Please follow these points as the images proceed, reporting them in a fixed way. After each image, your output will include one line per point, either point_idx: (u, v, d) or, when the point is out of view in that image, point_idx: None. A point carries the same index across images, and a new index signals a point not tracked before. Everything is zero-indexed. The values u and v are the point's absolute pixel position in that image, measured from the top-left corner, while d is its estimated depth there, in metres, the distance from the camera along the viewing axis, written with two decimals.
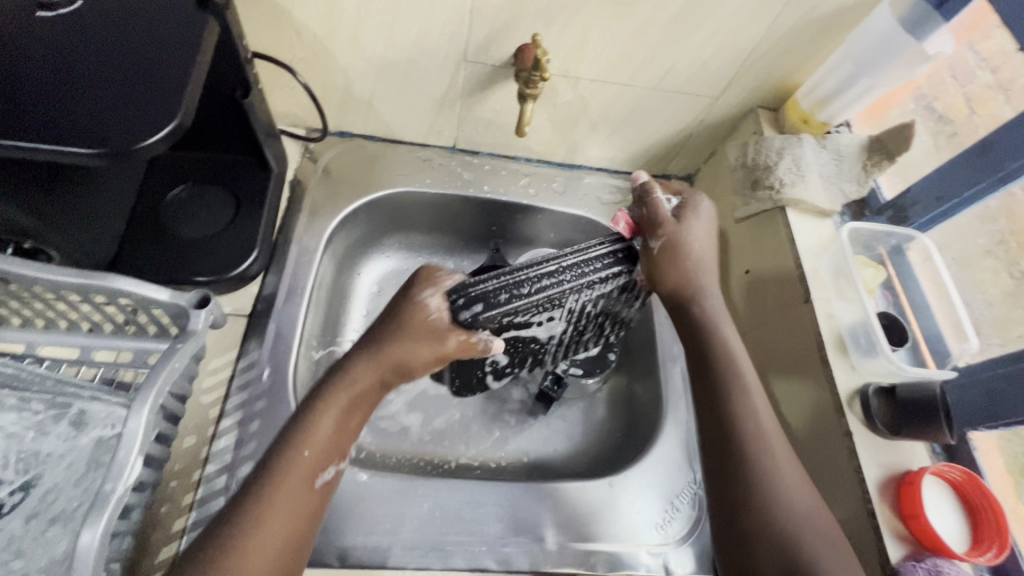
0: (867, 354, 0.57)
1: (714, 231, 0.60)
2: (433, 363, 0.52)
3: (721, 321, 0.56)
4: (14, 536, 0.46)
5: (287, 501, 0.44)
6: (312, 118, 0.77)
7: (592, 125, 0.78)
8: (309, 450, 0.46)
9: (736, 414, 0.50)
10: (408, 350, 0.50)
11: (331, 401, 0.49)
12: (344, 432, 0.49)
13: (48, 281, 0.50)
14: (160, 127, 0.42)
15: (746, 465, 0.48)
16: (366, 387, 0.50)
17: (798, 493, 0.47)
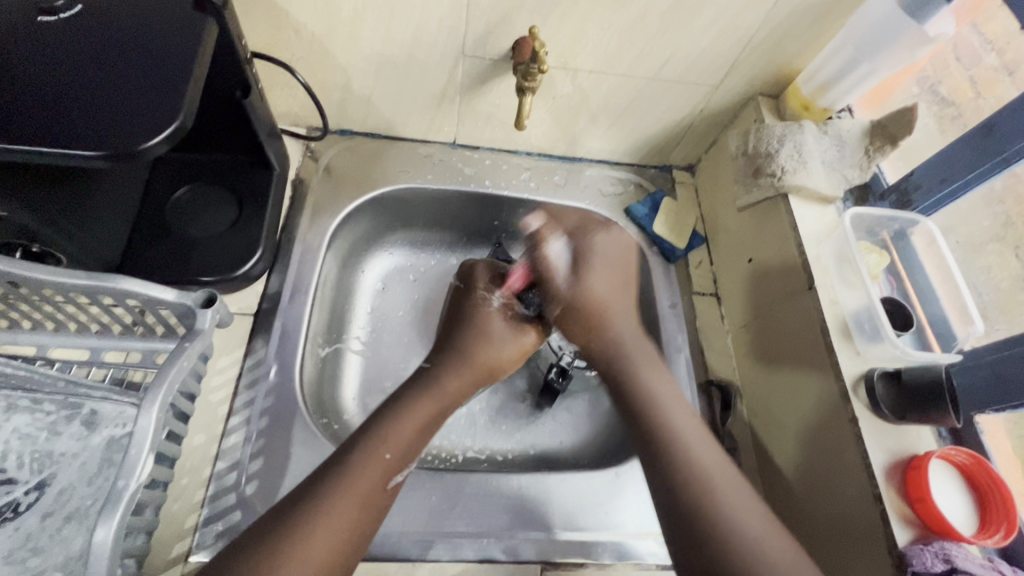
0: (871, 339, 0.57)
1: (620, 269, 0.64)
2: (515, 359, 0.63)
3: (637, 351, 0.59)
4: (31, 534, 0.47)
5: (354, 505, 0.45)
6: (313, 117, 0.78)
7: (592, 117, 0.78)
8: (391, 452, 0.49)
9: (665, 430, 0.51)
10: (514, 352, 0.62)
11: (417, 406, 0.53)
12: (420, 437, 0.52)
13: (56, 284, 0.51)
14: (162, 128, 0.43)
15: (693, 495, 0.47)
16: (460, 391, 0.58)
17: (748, 513, 0.46)
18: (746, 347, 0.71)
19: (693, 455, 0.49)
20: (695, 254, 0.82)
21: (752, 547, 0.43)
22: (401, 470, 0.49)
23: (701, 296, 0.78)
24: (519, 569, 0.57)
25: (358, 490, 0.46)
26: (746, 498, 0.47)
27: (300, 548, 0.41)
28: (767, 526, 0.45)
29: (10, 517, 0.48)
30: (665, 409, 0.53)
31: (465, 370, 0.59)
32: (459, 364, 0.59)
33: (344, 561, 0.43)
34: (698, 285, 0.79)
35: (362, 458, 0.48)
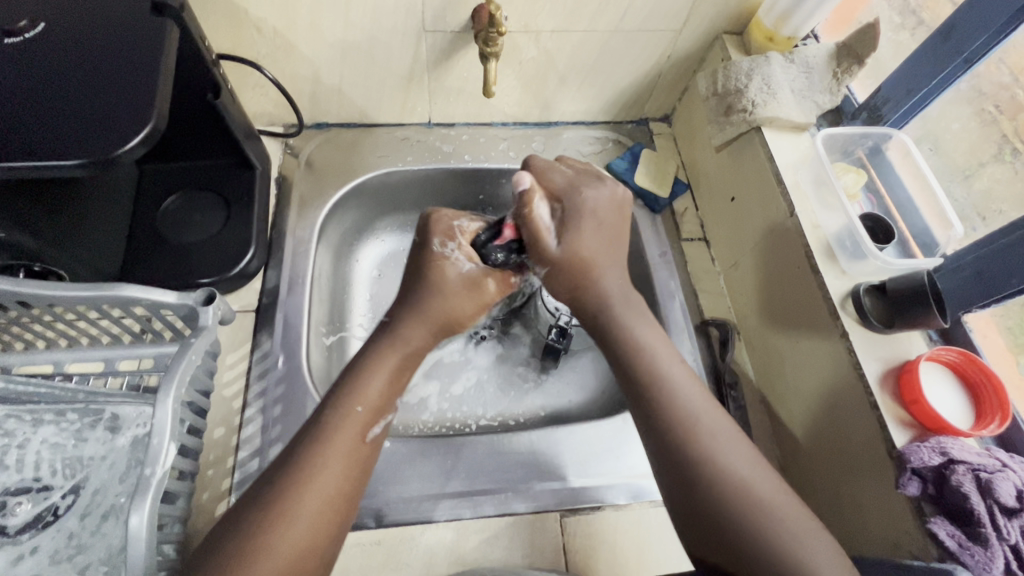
0: (854, 256, 0.58)
1: (608, 224, 0.59)
2: (479, 309, 0.59)
3: (626, 314, 0.56)
4: (73, 533, 0.50)
5: (338, 466, 0.46)
6: (287, 114, 0.79)
7: (561, 80, 0.79)
8: (361, 406, 0.49)
9: (663, 393, 0.50)
10: (471, 307, 0.58)
11: (382, 358, 0.53)
12: (390, 392, 0.52)
13: (61, 299, 0.53)
14: (135, 132, 0.44)
15: (681, 441, 0.48)
16: (422, 343, 0.55)
17: (732, 453, 0.47)
18: (740, 285, 0.72)
19: (685, 408, 0.49)
20: (680, 202, 0.82)
21: (729, 490, 0.45)
22: (378, 423, 0.50)
23: (689, 241, 0.79)
24: (539, 518, 0.60)
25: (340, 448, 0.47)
26: (730, 437, 0.48)
27: (290, 517, 0.43)
28: (749, 465, 0.46)
29: (50, 521, 0.51)
30: (655, 362, 0.52)
31: (421, 324, 0.55)
32: (412, 317, 0.55)
33: (337, 521, 0.45)
34: (685, 231, 0.80)
35: (337, 416, 0.48)
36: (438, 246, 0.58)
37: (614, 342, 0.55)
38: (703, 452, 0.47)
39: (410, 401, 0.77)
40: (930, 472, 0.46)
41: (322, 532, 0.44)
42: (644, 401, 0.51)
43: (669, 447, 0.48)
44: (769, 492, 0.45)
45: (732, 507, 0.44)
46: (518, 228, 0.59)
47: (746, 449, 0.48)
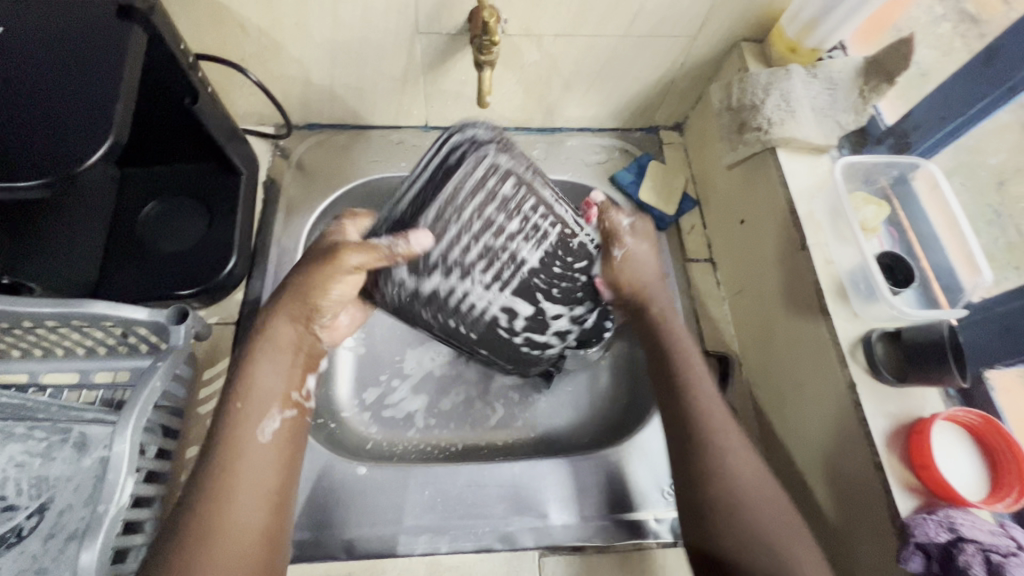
0: (868, 299, 0.53)
1: (653, 242, 0.62)
2: (343, 283, 0.51)
3: (669, 318, 0.59)
4: (36, 556, 0.49)
5: (259, 470, 0.45)
6: (276, 114, 0.75)
7: (565, 85, 0.74)
8: (243, 400, 0.47)
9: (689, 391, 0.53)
10: (323, 283, 0.51)
11: (260, 353, 0.50)
12: (289, 380, 0.50)
13: (29, 314, 0.51)
14: (93, 148, 0.41)
15: (698, 433, 0.50)
16: (295, 332, 0.52)
17: (738, 450, 0.50)
18: (744, 313, 0.68)
19: (707, 401, 0.52)
20: (687, 218, 0.78)
21: (719, 479, 0.48)
22: (275, 414, 0.48)
23: (694, 262, 0.75)
24: (517, 556, 0.58)
25: (239, 450, 0.45)
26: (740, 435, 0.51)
27: (221, 539, 0.41)
28: (751, 466, 0.49)
29: (14, 542, 0.50)
30: (697, 382, 0.54)
31: (293, 306, 0.51)
32: (288, 301, 0.51)
33: (275, 527, 0.45)
34: (690, 251, 0.76)
35: (219, 417, 0.47)
36: (335, 226, 0.54)
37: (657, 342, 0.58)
38: (716, 437, 0.50)
39: (397, 417, 0.75)
40: (936, 549, 0.42)
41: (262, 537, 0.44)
42: (673, 417, 0.52)
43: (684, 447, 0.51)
44: (767, 499, 0.47)
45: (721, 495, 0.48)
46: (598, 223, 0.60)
47: (751, 452, 0.50)
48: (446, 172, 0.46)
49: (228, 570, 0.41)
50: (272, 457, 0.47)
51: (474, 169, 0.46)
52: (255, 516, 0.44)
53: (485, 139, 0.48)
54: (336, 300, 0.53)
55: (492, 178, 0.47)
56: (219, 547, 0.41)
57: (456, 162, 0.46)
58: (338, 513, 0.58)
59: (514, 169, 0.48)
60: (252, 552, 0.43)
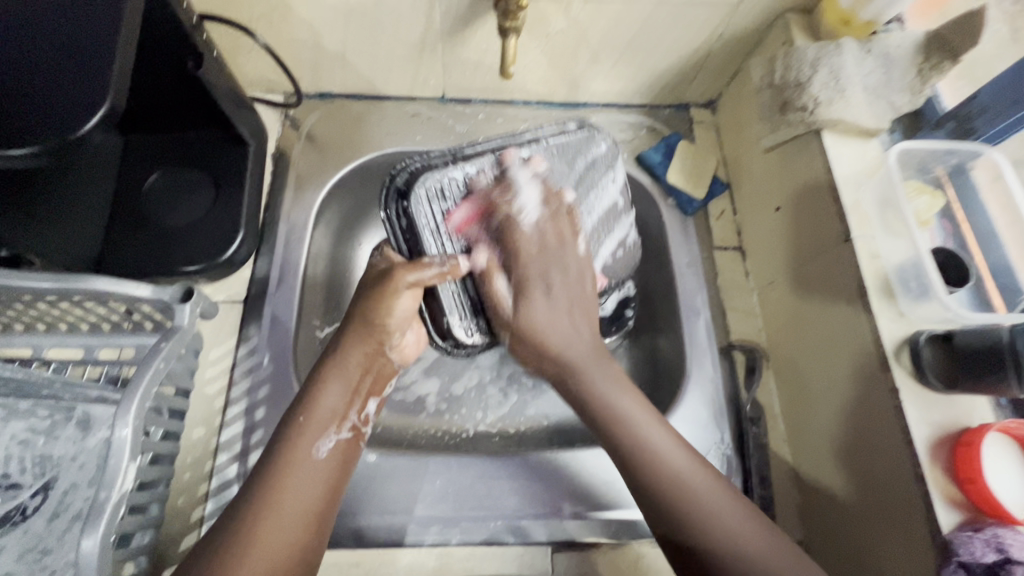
0: (917, 298, 0.49)
1: (538, 234, 0.57)
2: (408, 302, 0.53)
3: (561, 318, 0.55)
4: (40, 535, 0.48)
5: (307, 493, 0.45)
6: (287, 81, 0.71)
7: (592, 56, 0.69)
8: (307, 414, 0.48)
9: (597, 402, 0.52)
10: (385, 304, 0.52)
11: (323, 378, 0.50)
12: (347, 406, 0.50)
13: (28, 289, 0.49)
14: (91, 113, 0.38)
15: (638, 448, 0.48)
16: (361, 357, 0.52)
17: (656, 434, 0.49)
18: (773, 306, 0.65)
19: (625, 412, 0.50)
20: (716, 203, 0.74)
21: (672, 485, 0.46)
22: (329, 437, 0.48)
23: (722, 250, 0.71)
24: (529, 550, 0.56)
25: (296, 461, 0.46)
26: (657, 420, 0.51)
27: (253, 553, 0.41)
28: (706, 474, 0.47)
29: (18, 521, 0.49)
30: (597, 386, 0.52)
31: (361, 336, 0.52)
32: (359, 330, 0.52)
33: (308, 552, 0.43)
34: (718, 238, 0.72)
35: (283, 427, 0.48)
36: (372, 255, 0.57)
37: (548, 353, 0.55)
38: (648, 446, 0.48)
39: (407, 400, 0.73)
40: (980, 568, 0.39)
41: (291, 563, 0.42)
42: (603, 429, 0.51)
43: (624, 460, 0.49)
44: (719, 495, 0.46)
45: (678, 505, 0.45)
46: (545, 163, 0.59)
47: (672, 434, 0.50)
48: (412, 207, 0.54)
49: None
50: (325, 475, 0.47)
51: (420, 187, 0.54)
52: (290, 540, 0.43)
53: (419, 163, 0.56)
54: (392, 326, 0.54)
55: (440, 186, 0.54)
56: (254, 559, 0.40)
57: (413, 192, 0.53)
58: (346, 500, 0.56)
59: (452, 164, 0.55)
60: (284, 563, 0.42)
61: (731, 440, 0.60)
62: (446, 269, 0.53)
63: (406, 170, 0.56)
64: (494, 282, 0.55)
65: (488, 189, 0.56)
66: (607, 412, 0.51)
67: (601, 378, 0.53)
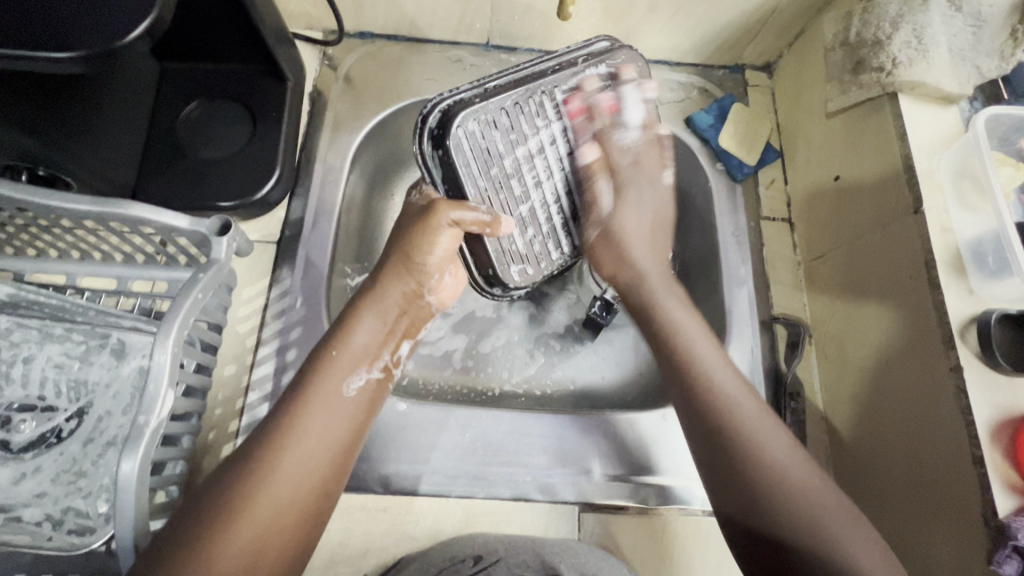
0: (994, 273, 0.46)
1: (650, 216, 0.61)
2: (446, 244, 0.51)
3: (660, 291, 0.55)
4: (75, 458, 0.49)
5: (333, 420, 0.42)
6: (327, 17, 0.68)
7: (650, 6, 0.65)
8: (340, 348, 0.46)
9: (713, 393, 0.45)
10: (427, 240, 0.50)
11: (356, 313, 0.48)
12: (381, 340, 0.48)
13: (65, 211, 0.48)
14: (139, 19, 0.36)
15: (727, 435, 0.43)
16: (396, 296, 0.50)
17: (720, 371, 0.47)
18: (822, 280, 0.62)
19: (721, 393, 0.45)
20: (767, 171, 0.70)
21: (728, 413, 0.44)
22: (360, 372, 0.46)
23: (770, 220, 0.68)
24: (556, 507, 0.56)
25: (320, 392, 0.43)
26: (726, 363, 0.48)
27: (274, 476, 0.38)
28: (800, 465, 0.42)
29: (54, 443, 0.49)
30: (696, 355, 0.48)
31: (399, 273, 0.51)
32: (397, 268, 0.50)
33: (330, 484, 0.41)
34: (767, 208, 0.69)
35: (312, 360, 0.45)
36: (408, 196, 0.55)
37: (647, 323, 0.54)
38: (732, 406, 0.45)
39: (434, 354, 0.71)
40: None
41: (309, 497, 0.39)
42: (675, 375, 0.48)
43: (690, 401, 0.46)
44: (787, 446, 0.43)
45: (762, 484, 0.41)
46: (586, 110, 0.57)
47: (741, 378, 0.47)
48: (450, 149, 0.51)
49: (270, 521, 0.37)
50: (352, 413, 0.44)
51: (461, 123, 0.51)
52: (312, 464, 0.40)
53: (453, 97, 0.52)
54: (429, 269, 0.52)
55: (480, 125, 0.53)
56: (278, 484, 0.38)
57: (451, 132, 0.51)
58: (374, 447, 0.56)
59: (482, 95, 0.53)
60: (304, 494, 0.39)
61: (767, 412, 0.59)
62: (489, 219, 0.52)
63: (438, 107, 0.52)
64: (596, 181, 0.60)
65: (597, 95, 0.58)
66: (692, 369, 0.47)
67: (711, 354, 0.48)
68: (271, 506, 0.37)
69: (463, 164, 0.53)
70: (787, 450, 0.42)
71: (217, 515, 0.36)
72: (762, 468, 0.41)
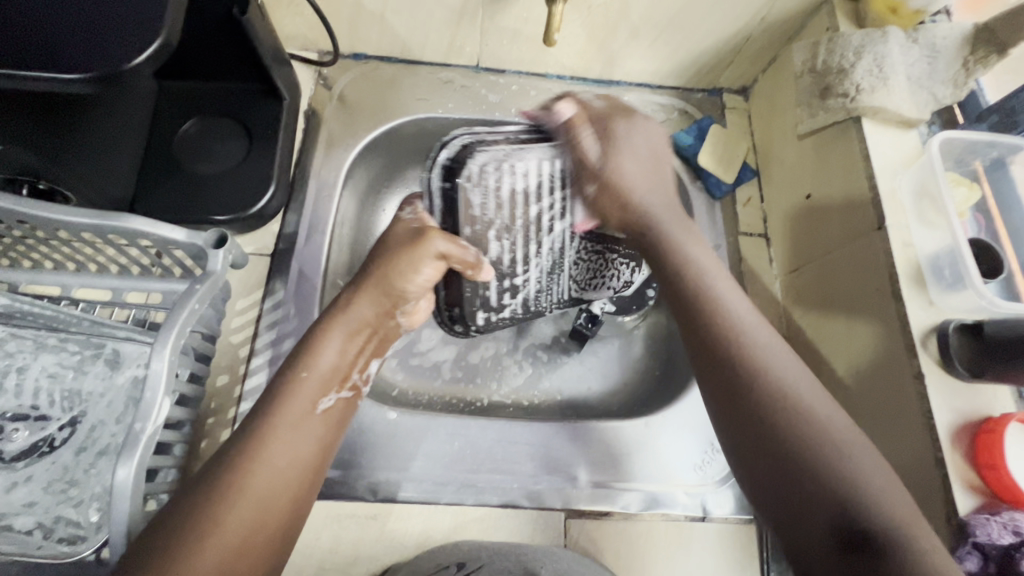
0: (950, 288, 0.49)
1: (646, 164, 0.51)
2: (428, 270, 0.54)
3: (684, 241, 0.48)
4: (67, 467, 0.49)
5: (302, 438, 0.44)
6: (323, 40, 0.71)
7: (632, 33, 0.68)
8: (308, 371, 0.47)
9: (727, 330, 0.41)
10: (409, 266, 0.53)
11: (327, 333, 0.49)
12: (347, 359, 0.50)
13: (64, 223, 0.49)
14: (144, 46, 0.38)
15: (756, 396, 0.38)
16: (364, 315, 0.52)
17: (743, 309, 0.43)
18: (795, 294, 0.65)
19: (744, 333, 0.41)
20: (744, 189, 0.74)
21: (780, 398, 0.37)
22: (330, 394, 0.47)
23: (748, 236, 0.71)
24: (543, 515, 0.57)
25: (289, 412, 0.44)
26: (786, 353, 0.41)
27: (236, 501, 0.38)
28: (838, 415, 0.37)
29: (46, 451, 0.49)
30: (721, 297, 0.43)
31: (371, 293, 0.53)
32: (371, 288, 0.53)
33: (299, 502, 0.42)
34: (744, 224, 0.72)
35: (280, 380, 0.46)
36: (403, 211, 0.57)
37: (664, 272, 0.47)
38: (769, 368, 0.39)
39: (424, 365, 0.72)
40: (996, 551, 0.41)
41: (279, 514, 0.40)
42: (692, 324, 0.43)
43: (714, 368, 0.40)
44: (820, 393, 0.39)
45: (805, 443, 0.36)
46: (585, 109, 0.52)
47: (801, 363, 0.40)
48: (458, 191, 0.51)
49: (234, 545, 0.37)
50: (322, 431, 0.45)
51: (477, 170, 0.50)
52: (277, 484, 0.41)
53: (471, 136, 0.50)
54: (408, 293, 0.55)
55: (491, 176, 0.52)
56: (242, 506, 0.38)
57: (462, 174, 0.50)
58: (365, 456, 0.57)
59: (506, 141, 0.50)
60: (275, 512, 0.40)
61: None
62: (473, 262, 0.55)
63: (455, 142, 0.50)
64: (575, 129, 0.50)
65: (556, 112, 0.51)
66: (701, 310, 0.43)
67: (739, 307, 0.43)
68: (238, 527, 0.38)
69: (468, 210, 0.53)
70: (828, 408, 0.38)
71: (185, 534, 0.36)
72: (815, 441, 0.36)
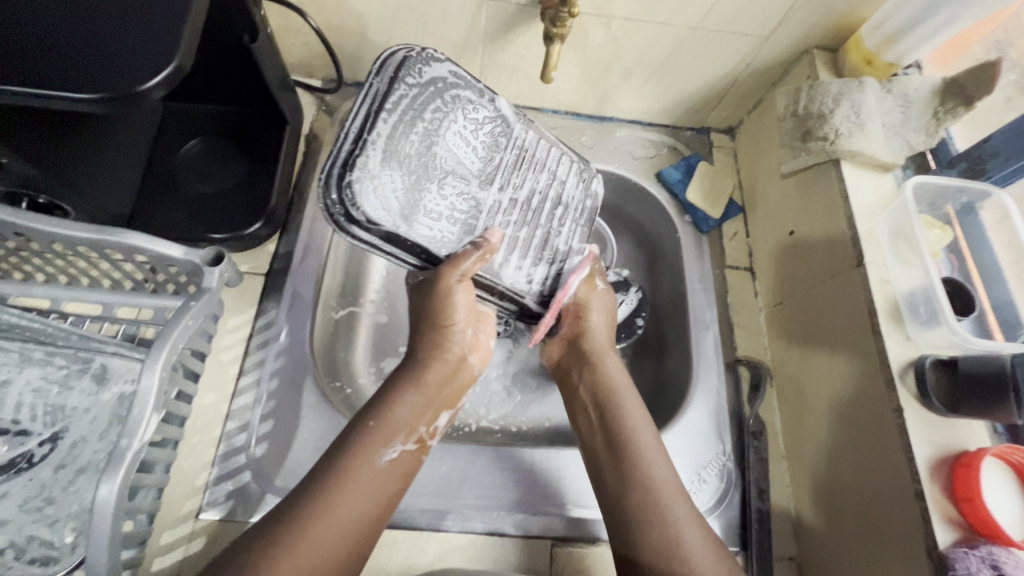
0: (927, 324, 0.51)
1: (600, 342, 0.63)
2: (461, 295, 0.53)
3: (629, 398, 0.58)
4: (45, 484, 0.48)
5: (370, 488, 0.46)
6: (327, 67, 0.73)
7: (625, 72, 0.71)
8: (377, 419, 0.50)
9: (645, 485, 0.51)
10: (445, 305, 0.53)
11: (399, 389, 0.52)
12: (418, 415, 0.52)
13: (61, 237, 0.49)
14: (156, 71, 0.39)
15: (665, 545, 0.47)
16: (425, 371, 0.54)
17: (656, 457, 0.53)
18: (779, 327, 0.67)
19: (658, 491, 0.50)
20: (730, 224, 0.76)
21: (658, 518, 0.49)
22: (394, 445, 0.49)
23: (734, 269, 0.73)
24: (529, 544, 0.57)
25: (359, 461, 0.46)
26: (693, 524, 0.49)
27: (304, 543, 0.41)
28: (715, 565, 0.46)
29: (25, 468, 0.48)
30: (640, 458, 0.53)
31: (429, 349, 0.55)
32: (428, 338, 0.55)
33: (350, 557, 0.43)
34: (731, 257, 0.74)
35: (351, 428, 0.49)
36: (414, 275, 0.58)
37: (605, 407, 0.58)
38: (667, 507, 0.49)
39: None
40: None
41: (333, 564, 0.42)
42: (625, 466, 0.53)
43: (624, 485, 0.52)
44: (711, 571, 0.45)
45: None
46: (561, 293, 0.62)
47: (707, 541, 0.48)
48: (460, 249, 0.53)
49: None
50: (384, 482, 0.47)
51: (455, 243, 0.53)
52: (342, 536, 0.43)
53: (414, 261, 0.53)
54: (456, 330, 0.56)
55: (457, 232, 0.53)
56: (312, 546, 0.41)
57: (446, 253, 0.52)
58: None
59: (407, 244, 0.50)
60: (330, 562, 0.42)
61: (732, 451, 0.62)
62: (483, 249, 0.52)
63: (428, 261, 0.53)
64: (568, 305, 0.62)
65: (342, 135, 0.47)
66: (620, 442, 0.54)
67: (649, 444, 0.54)
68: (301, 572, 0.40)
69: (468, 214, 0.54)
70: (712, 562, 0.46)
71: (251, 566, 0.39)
72: None
